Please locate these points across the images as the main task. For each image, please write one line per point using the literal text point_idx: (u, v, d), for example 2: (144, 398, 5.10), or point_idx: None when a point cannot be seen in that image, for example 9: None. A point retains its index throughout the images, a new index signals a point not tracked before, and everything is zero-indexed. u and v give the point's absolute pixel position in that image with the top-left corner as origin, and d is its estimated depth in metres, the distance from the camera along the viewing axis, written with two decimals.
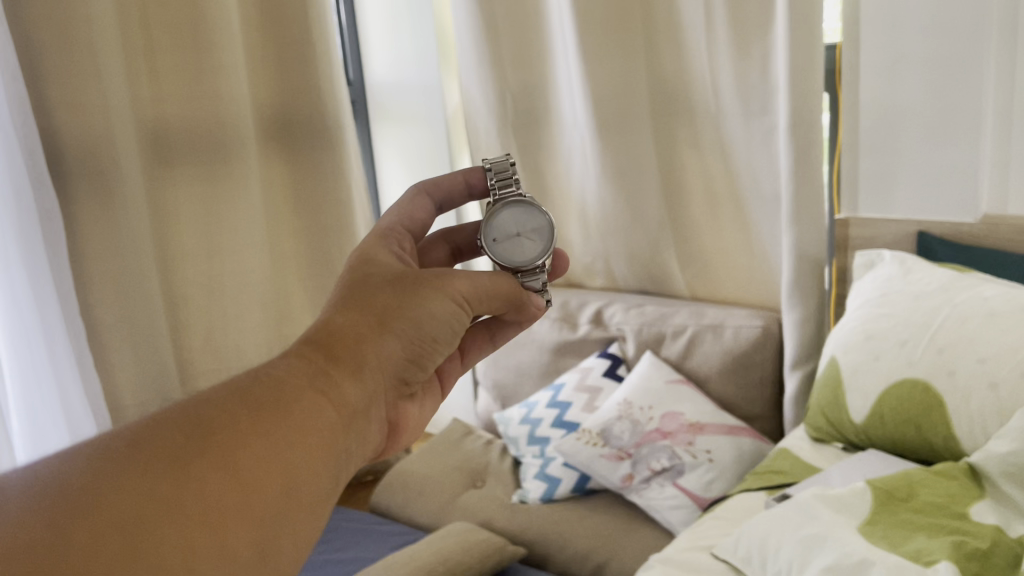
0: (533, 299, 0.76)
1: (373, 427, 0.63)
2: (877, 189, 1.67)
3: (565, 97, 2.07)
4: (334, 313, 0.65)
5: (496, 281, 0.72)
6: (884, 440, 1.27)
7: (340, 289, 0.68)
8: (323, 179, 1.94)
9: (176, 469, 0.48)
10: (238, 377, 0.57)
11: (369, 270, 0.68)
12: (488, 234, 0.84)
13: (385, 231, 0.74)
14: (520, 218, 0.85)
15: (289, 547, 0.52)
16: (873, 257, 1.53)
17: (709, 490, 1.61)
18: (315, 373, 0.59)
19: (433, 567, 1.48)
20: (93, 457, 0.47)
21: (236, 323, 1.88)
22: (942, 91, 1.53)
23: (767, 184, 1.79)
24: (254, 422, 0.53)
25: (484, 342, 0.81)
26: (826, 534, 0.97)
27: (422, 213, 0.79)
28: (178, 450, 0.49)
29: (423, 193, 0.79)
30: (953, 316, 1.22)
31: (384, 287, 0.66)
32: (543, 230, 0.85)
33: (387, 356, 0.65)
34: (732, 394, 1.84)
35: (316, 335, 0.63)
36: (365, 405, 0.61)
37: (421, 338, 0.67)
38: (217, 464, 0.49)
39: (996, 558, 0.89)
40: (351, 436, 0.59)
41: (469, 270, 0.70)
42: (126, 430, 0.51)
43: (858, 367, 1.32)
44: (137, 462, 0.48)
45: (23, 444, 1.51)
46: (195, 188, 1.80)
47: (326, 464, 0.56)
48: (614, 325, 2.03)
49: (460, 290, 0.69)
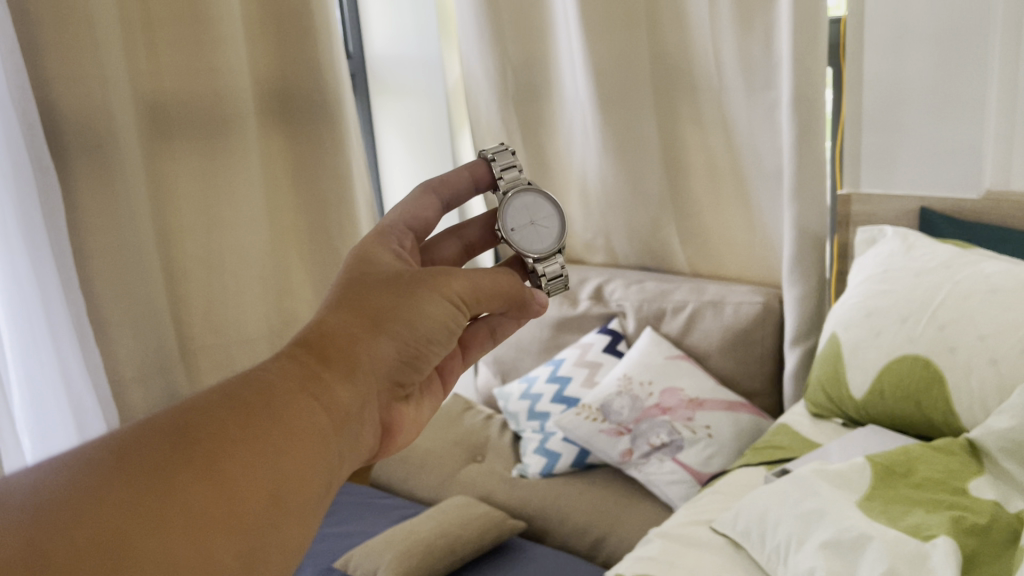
0: (535, 299, 0.76)
1: (366, 430, 0.62)
2: (880, 164, 1.66)
3: (566, 71, 2.05)
4: (327, 315, 0.64)
5: (495, 279, 0.71)
6: (884, 415, 1.27)
7: (334, 292, 0.67)
8: (323, 154, 1.93)
9: (163, 482, 0.47)
10: (228, 381, 0.56)
11: (364, 272, 0.67)
12: (503, 225, 0.86)
13: (385, 229, 0.74)
14: (531, 207, 0.89)
15: (278, 555, 0.51)
16: (875, 233, 1.52)
17: (709, 465, 1.62)
18: (308, 378, 0.58)
19: (433, 542, 1.50)
20: (76, 467, 0.46)
21: (235, 299, 1.89)
22: (948, 65, 1.51)
23: (769, 159, 1.78)
24: (245, 430, 0.52)
25: (484, 338, 0.80)
26: (825, 509, 0.97)
27: (427, 213, 0.78)
28: (163, 461, 0.48)
29: (429, 190, 0.79)
30: (955, 293, 1.22)
31: (378, 289, 0.66)
32: (551, 220, 0.90)
33: (379, 359, 0.64)
34: (732, 369, 1.84)
35: (309, 338, 0.62)
36: (357, 410, 0.61)
37: (416, 339, 0.66)
38: (206, 475, 0.48)
39: (994, 533, 0.90)
40: (342, 442, 0.58)
41: (466, 270, 0.69)
42: (111, 438, 0.49)
43: (859, 343, 1.32)
44: (123, 475, 0.46)
45: (24, 417, 1.51)
46: (195, 162, 1.80)
47: (318, 470, 0.55)
48: (615, 301, 2.03)
49: (456, 290, 0.68)
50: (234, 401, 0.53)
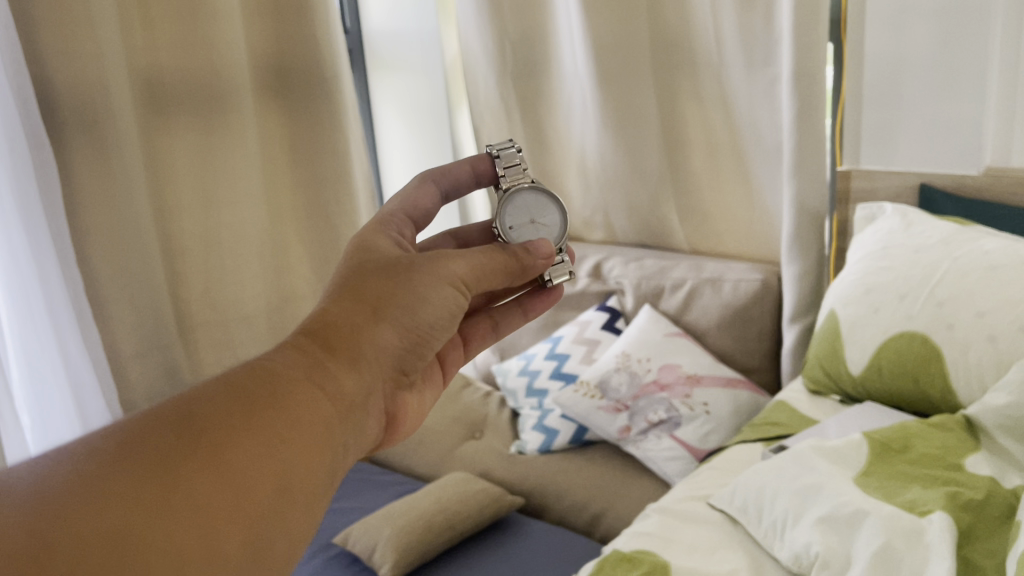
0: (535, 257, 0.75)
1: (370, 419, 0.63)
2: (880, 139, 1.66)
3: (565, 46, 2.03)
4: (329, 304, 0.64)
5: (496, 262, 0.72)
6: (882, 392, 1.27)
7: (336, 280, 0.67)
8: (320, 131, 1.92)
9: (168, 471, 0.47)
10: (234, 371, 0.56)
11: (365, 261, 0.67)
12: (501, 223, 0.84)
13: (384, 219, 0.74)
14: (532, 205, 0.85)
15: (282, 544, 0.51)
16: (875, 209, 1.52)
17: (706, 442, 1.62)
18: (312, 367, 0.59)
19: (433, 518, 1.51)
20: (82, 457, 0.46)
21: (233, 277, 1.88)
22: (951, 40, 1.50)
23: (769, 136, 1.77)
24: (248, 420, 0.52)
25: (486, 331, 0.83)
26: (822, 485, 0.97)
27: (427, 202, 0.79)
28: (168, 451, 0.48)
29: (429, 180, 0.80)
30: (954, 270, 1.22)
31: (379, 276, 0.66)
32: (557, 219, 0.85)
33: (383, 347, 0.64)
34: (730, 346, 1.84)
35: (313, 328, 0.62)
36: (362, 400, 0.61)
37: (416, 326, 0.66)
38: (211, 465, 0.48)
39: (991, 509, 0.90)
40: (345, 430, 0.58)
41: (465, 253, 0.70)
42: (117, 428, 0.49)
43: (858, 320, 1.32)
44: (128, 465, 0.46)
45: (24, 394, 1.51)
46: (192, 138, 1.79)
47: (321, 460, 0.55)
48: (613, 278, 2.03)
49: (454, 274, 0.68)
50: (239, 391, 0.54)
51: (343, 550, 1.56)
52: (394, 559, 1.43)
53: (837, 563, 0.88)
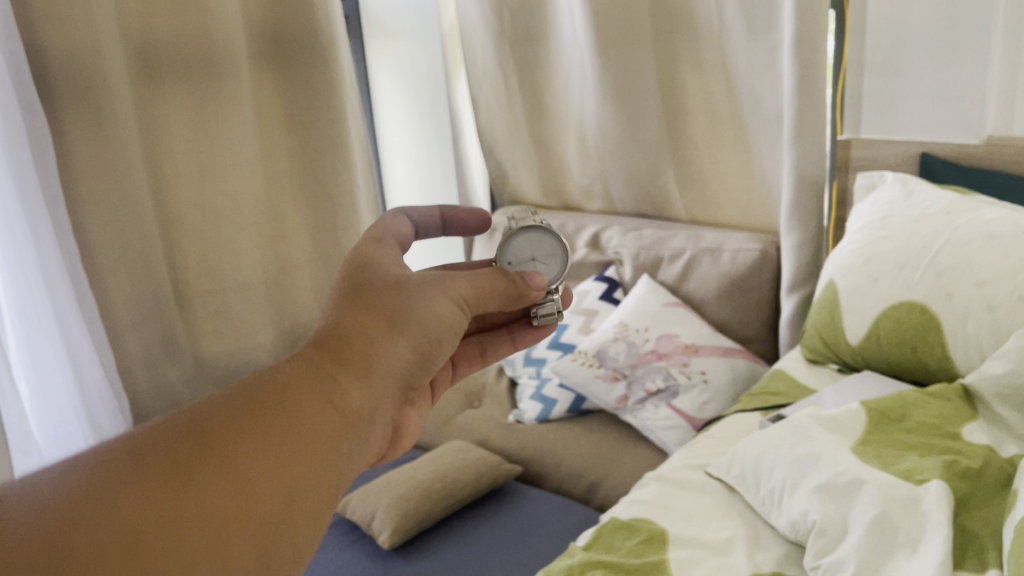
0: (532, 282, 0.78)
1: (378, 431, 0.62)
2: (882, 108, 1.64)
3: (564, 13, 2.01)
4: (337, 317, 0.65)
5: (492, 282, 0.75)
6: (880, 361, 1.27)
7: (341, 295, 0.68)
8: (316, 99, 1.90)
9: (177, 471, 0.47)
10: (246, 380, 0.56)
11: (370, 278, 0.69)
12: (501, 258, 0.87)
13: (378, 241, 0.75)
14: (535, 244, 0.88)
15: (289, 557, 0.51)
16: (875, 178, 1.51)
17: (704, 411, 1.63)
18: (321, 376, 0.58)
19: (432, 486, 1.52)
20: (98, 462, 0.46)
21: (230, 247, 1.87)
22: (954, 7, 1.48)
23: (769, 104, 1.75)
24: (263, 429, 0.52)
25: (473, 355, 0.85)
26: (820, 454, 0.97)
27: (407, 234, 0.81)
28: (185, 457, 0.48)
29: (406, 215, 0.82)
30: (954, 239, 1.21)
31: (385, 293, 0.67)
32: (555, 260, 0.87)
33: (390, 359, 0.64)
34: (728, 317, 1.84)
35: (323, 339, 0.62)
36: (369, 411, 0.60)
37: (425, 342, 0.68)
38: (225, 474, 0.48)
39: (987, 477, 0.91)
40: (355, 442, 0.58)
41: (462, 274, 0.73)
42: (131, 434, 0.49)
43: (857, 290, 1.31)
44: (142, 471, 0.46)
45: (21, 363, 1.51)
46: (187, 105, 1.77)
47: (332, 472, 0.55)
48: (611, 248, 2.02)
49: (457, 293, 0.71)
50: (252, 400, 0.53)
51: (342, 518, 1.58)
52: (393, 526, 1.44)
53: (834, 530, 0.88)
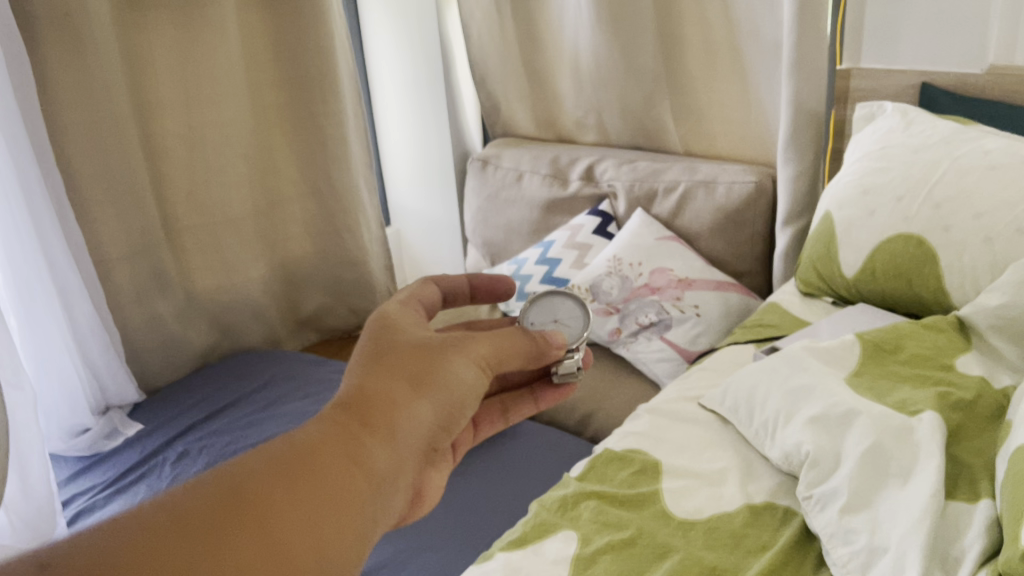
0: (554, 343, 0.72)
1: (401, 499, 0.59)
2: (884, 36, 1.61)
3: None
4: (361, 375, 0.62)
5: (519, 340, 0.70)
6: (875, 294, 1.27)
7: (365, 351, 0.65)
8: (303, 28, 1.86)
9: (199, 545, 0.47)
10: (269, 442, 0.55)
11: (396, 335, 0.66)
12: (524, 318, 0.86)
13: (406, 303, 0.72)
14: (561, 312, 0.87)
15: None
16: (874, 108, 1.48)
17: (696, 343, 1.63)
18: (344, 442, 0.56)
19: None
20: (111, 525, 0.46)
21: (219, 179, 1.86)
22: None
23: (768, 33, 1.71)
24: (284, 497, 0.51)
25: (496, 415, 0.79)
26: (814, 385, 0.98)
27: (431, 301, 0.76)
28: (202, 522, 0.48)
29: (433, 282, 0.77)
30: (953, 170, 1.20)
31: (410, 352, 0.64)
32: (578, 323, 0.85)
33: (406, 431, 0.61)
34: (722, 250, 1.83)
35: (346, 398, 0.60)
36: (393, 479, 0.58)
37: (449, 403, 0.64)
38: (243, 544, 0.48)
39: (980, 408, 0.91)
40: (376, 512, 0.56)
41: (487, 336, 0.69)
42: (158, 497, 0.49)
43: (853, 222, 1.30)
44: (156, 540, 0.46)
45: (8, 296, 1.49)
46: (171, 34, 1.72)
47: (351, 544, 0.53)
48: (605, 181, 2.00)
49: (481, 353, 0.67)
50: (277, 468, 0.52)
51: None
52: None
53: (826, 460, 0.88)
